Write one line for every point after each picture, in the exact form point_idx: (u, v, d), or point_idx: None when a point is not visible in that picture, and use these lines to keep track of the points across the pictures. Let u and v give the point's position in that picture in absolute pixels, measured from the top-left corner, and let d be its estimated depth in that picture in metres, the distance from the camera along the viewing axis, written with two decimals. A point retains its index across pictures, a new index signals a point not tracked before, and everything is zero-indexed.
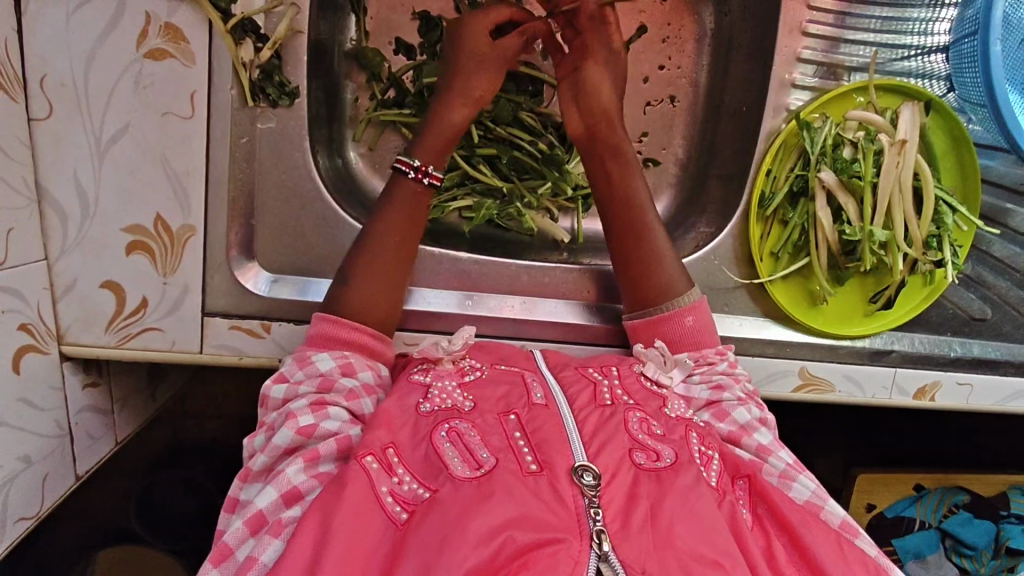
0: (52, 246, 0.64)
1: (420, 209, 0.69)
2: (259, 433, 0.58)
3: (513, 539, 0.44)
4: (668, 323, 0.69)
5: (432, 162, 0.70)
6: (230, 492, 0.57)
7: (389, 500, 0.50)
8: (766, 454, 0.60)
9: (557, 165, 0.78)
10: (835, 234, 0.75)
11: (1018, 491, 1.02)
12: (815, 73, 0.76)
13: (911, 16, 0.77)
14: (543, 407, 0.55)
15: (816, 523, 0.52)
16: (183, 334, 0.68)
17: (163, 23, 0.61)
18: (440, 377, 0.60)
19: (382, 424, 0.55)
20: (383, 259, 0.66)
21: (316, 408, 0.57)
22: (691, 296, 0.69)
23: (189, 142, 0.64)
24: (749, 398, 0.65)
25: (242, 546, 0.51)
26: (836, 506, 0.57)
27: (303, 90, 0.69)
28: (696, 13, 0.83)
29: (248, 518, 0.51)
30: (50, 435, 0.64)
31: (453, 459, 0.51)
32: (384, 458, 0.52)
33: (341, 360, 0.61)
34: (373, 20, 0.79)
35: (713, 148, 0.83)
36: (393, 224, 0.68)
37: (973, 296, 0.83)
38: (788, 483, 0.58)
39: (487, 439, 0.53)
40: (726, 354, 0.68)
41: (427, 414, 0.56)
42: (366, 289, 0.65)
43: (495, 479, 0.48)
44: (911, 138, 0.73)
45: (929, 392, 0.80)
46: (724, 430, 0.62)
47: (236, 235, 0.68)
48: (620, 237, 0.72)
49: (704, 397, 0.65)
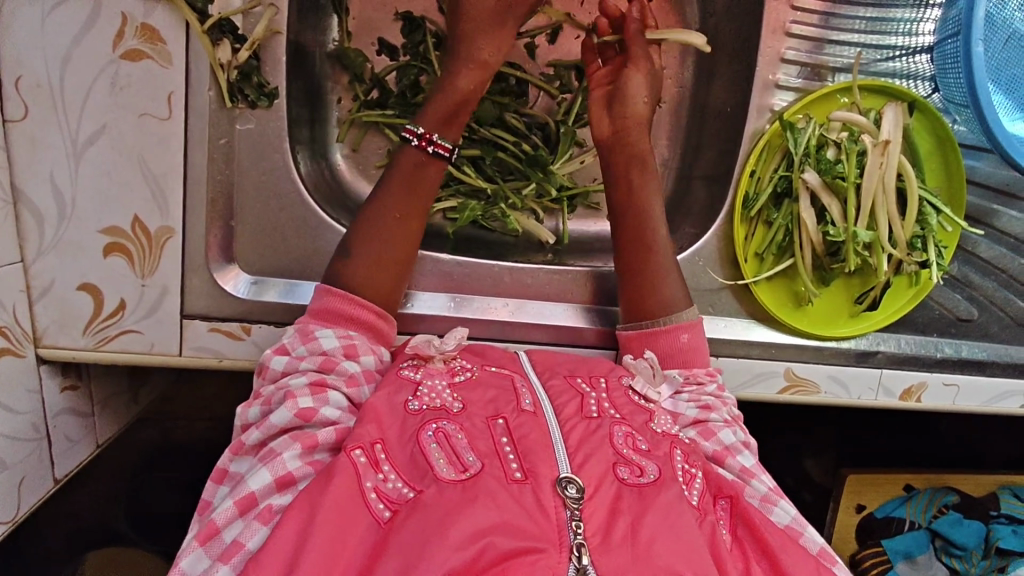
0: (28, 249, 0.63)
1: (427, 179, 0.68)
2: (253, 406, 0.58)
3: (494, 545, 0.44)
4: (662, 337, 0.68)
5: (437, 130, 0.68)
6: (219, 464, 0.57)
7: (373, 497, 0.50)
8: (749, 477, 0.60)
9: (542, 166, 0.78)
10: (818, 236, 0.75)
11: (1006, 491, 1.03)
12: (799, 73, 0.76)
13: (895, 16, 0.77)
14: (531, 415, 0.55)
15: (794, 546, 0.52)
16: (162, 336, 0.67)
17: (139, 23, 0.61)
18: (431, 375, 0.60)
19: (372, 419, 0.54)
20: (382, 234, 0.66)
21: (316, 390, 0.57)
22: (685, 315, 0.68)
23: (167, 143, 0.63)
24: (734, 421, 0.65)
25: (229, 526, 0.50)
26: (815, 535, 0.57)
27: (283, 91, 0.68)
28: (681, 14, 0.82)
29: (240, 498, 0.51)
30: (27, 438, 0.64)
31: (439, 461, 0.51)
32: (372, 454, 0.52)
33: (345, 341, 0.61)
34: (355, 21, 0.78)
35: (698, 149, 0.83)
36: (395, 202, 0.67)
37: (959, 296, 0.82)
38: (769, 507, 0.58)
39: (473, 442, 0.52)
40: (715, 376, 0.68)
41: (415, 413, 0.55)
42: (369, 263, 0.65)
43: (480, 485, 0.48)
44: (893, 139, 0.73)
45: (915, 393, 0.79)
46: (709, 449, 0.61)
47: (215, 236, 0.67)
48: (628, 242, 0.72)
49: (691, 415, 0.64)
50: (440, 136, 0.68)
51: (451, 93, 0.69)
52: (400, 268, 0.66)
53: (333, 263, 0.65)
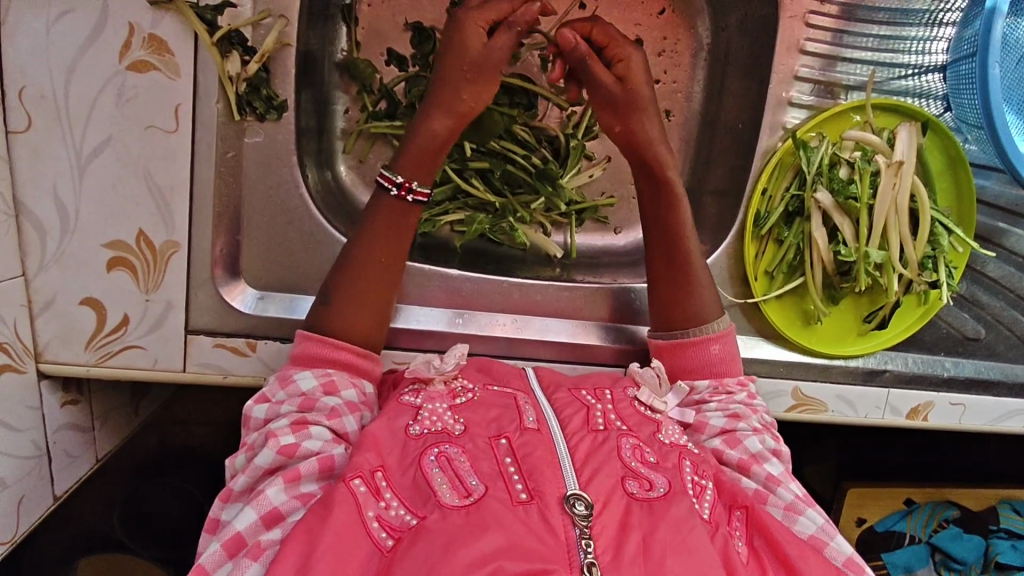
0: (29, 262, 0.62)
1: (404, 228, 0.66)
2: (240, 454, 0.57)
3: (503, 569, 0.43)
4: (694, 350, 0.68)
5: (415, 175, 0.66)
6: (211, 513, 0.56)
7: (375, 525, 0.49)
8: (775, 484, 0.59)
9: (551, 180, 0.75)
10: (829, 254, 0.74)
11: (1007, 505, 1.02)
12: (811, 91, 0.76)
13: (908, 35, 0.76)
14: (536, 432, 0.54)
15: (815, 558, 0.51)
16: (166, 352, 0.66)
17: (146, 33, 0.60)
18: (431, 399, 0.58)
19: (371, 447, 0.53)
20: (359, 283, 0.64)
21: (297, 427, 0.56)
22: (719, 324, 0.68)
23: (173, 156, 0.62)
24: (764, 429, 0.64)
25: (219, 570, 0.49)
26: (843, 544, 0.56)
27: (291, 104, 0.67)
28: (693, 27, 0.81)
29: (226, 540, 0.50)
30: (27, 456, 0.63)
31: (442, 485, 0.50)
32: (372, 482, 0.51)
33: (324, 378, 0.60)
34: (363, 30, 0.77)
35: (709, 163, 0.82)
36: (371, 251, 0.65)
37: (966, 315, 0.82)
38: (794, 516, 0.57)
39: (477, 465, 0.51)
40: (746, 386, 0.67)
41: (416, 438, 0.54)
42: (347, 308, 0.64)
43: (484, 508, 0.47)
44: (907, 160, 0.72)
45: (921, 412, 0.79)
46: (734, 458, 0.61)
47: (221, 249, 0.66)
48: (657, 251, 0.70)
49: (719, 425, 0.63)
50: (419, 183, 0.66)
51: (427, 137, 0.66)
52: (379, 307, 0.65)
53: (314, 306, 0.65)
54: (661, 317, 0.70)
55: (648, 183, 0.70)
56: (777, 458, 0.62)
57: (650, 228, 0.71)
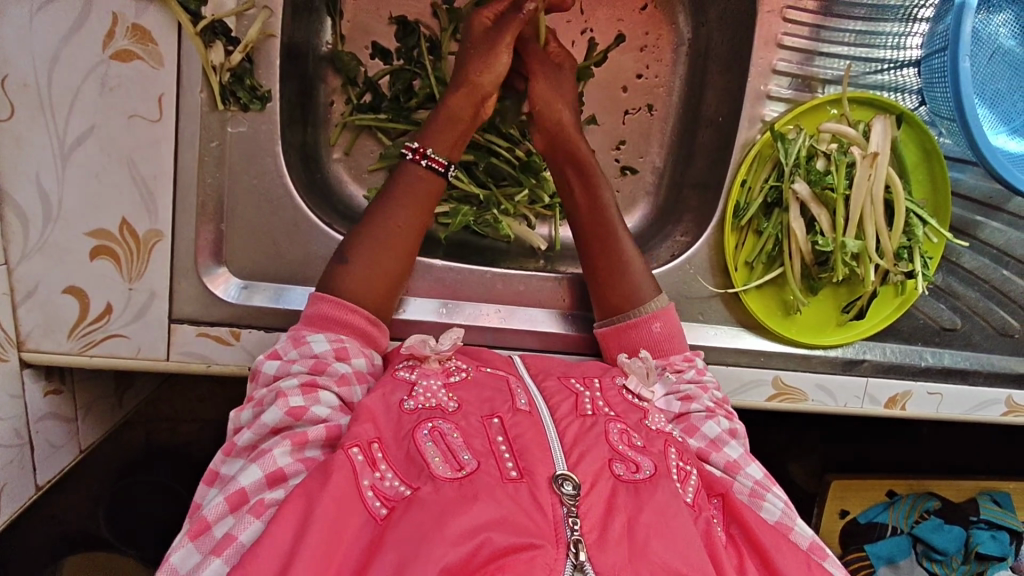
0: (12, 251, 0.62)
1: (426, 194, 0.68)
2: (246, 408, 0.57)
3: (491, 541, 0.44)
4: (637, 329, 0.69)
5: (431, 144, 0.69)
6: (211, 465, 0.56)
7: (370, 494, 0.49)
8: (735, 471, 0.60)
9: (534, 172, 0.78)
10: (808, 245, 0.76)
11: (986, 497, 1.04)
12: (789, 85, 0.77)
13: (884, 30, 0.78)
14: (527, 414, 0.54)
15: (787, 544, 0.51)
16: (149, 341, 0.66)
17: (130, 23, 0.60)
18: (427, 375, 0.59)
19: (367, 418, 0.54)
20: (378, 247, 0.65)
21: (307, 390, 0.56)
22: (655, 303, 0.69)
23: (157, 145, 0.63)
24: (717, 408, 0.64)
25: (219, 523, 0.49)
26: (804, 527, 0.57)
27: (275, 94, 0.68)
28: (673, 23, 0.83)
29: (230, 494, 0.50)
30: (8, 444, 0.63)
31: (435, 458, 0.50)
32: (369, 452, 0.51)
33: (336, 344, 0.60)
34: (348, 24, 0.78)
35: (690, 156, 0.83)
36: (399, 206, 0.67)
37: (943, 305, 0.83)
38: (758, 501, 0.58)
39: (470, 442, 0.52)
40: (694, 361, 0.68)
41: (410, 412, 0.55)
42: (365, 268, 0.64)
43: (476, 482, 0.48)
44: (881, 151, 0.74)
45: (899, 401, 0.80)
46: (695, 446, 0.61)
47: (205, 238, 0.66)
48: (591, 242, 0.72)
49: (674, 410, 0.64)
50: (432, 150, 0.69)
51: (444, 112, 0.70)
52: (396, 277, 0.66)
53: (329, 267, 0.65)
54: (602, 299, 0.71)
55: (573, 167, 0.73)
56: (734, 438, 0.63)
57: (572, 198, 0.74)
